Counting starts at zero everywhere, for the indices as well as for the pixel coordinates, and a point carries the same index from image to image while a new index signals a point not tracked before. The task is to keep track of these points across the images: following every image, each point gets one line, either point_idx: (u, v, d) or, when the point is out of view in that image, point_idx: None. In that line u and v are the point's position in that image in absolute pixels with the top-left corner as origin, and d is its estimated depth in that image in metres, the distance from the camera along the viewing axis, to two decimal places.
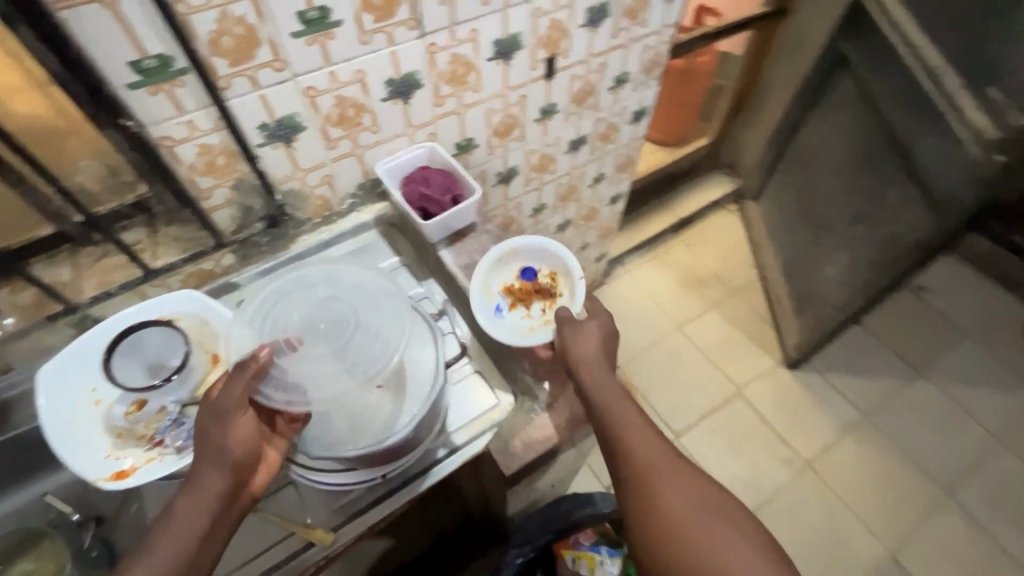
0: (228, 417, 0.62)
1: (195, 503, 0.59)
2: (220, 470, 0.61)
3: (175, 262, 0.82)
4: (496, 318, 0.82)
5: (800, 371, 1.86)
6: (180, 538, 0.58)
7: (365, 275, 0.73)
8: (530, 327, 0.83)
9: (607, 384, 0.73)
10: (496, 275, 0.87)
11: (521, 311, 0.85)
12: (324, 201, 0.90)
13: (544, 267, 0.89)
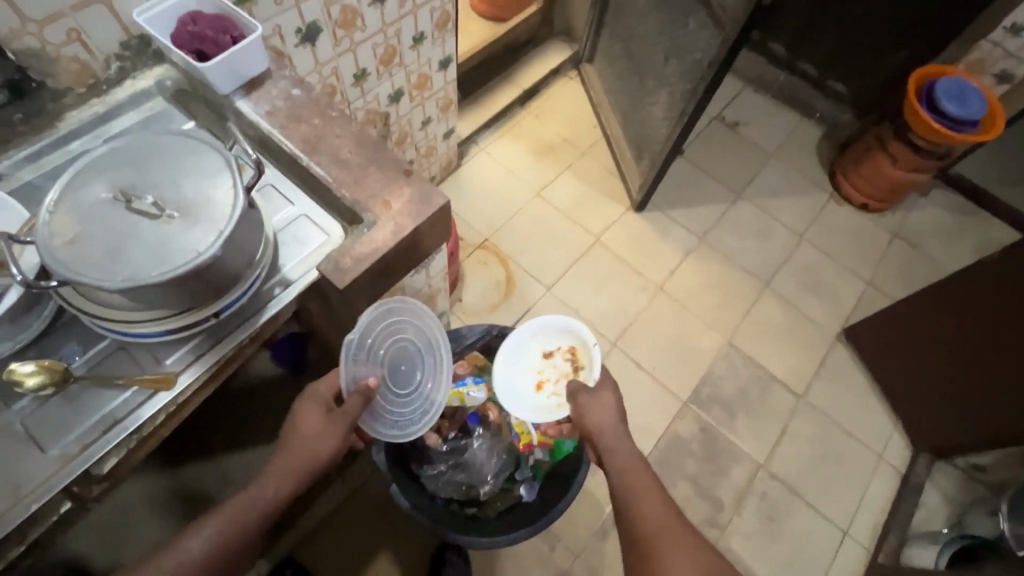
0: (329, 423, 0.78)
1: (274, 485, 0.73)
2: (300, 463, 0.75)
3: None
4: (523, 403, 1.04)
5: (646, 212, 2.07)
6: (244, 513, 0.71)
7: (208, 147, 0.65)
8: (555, 404, 1.02)
9: (614, 435, 0.90)
10: (523, 358, 1.08)
11: (545, 392, 1.04)
12: (82, 64, 0.80)
13: (564, 342, 1.07)
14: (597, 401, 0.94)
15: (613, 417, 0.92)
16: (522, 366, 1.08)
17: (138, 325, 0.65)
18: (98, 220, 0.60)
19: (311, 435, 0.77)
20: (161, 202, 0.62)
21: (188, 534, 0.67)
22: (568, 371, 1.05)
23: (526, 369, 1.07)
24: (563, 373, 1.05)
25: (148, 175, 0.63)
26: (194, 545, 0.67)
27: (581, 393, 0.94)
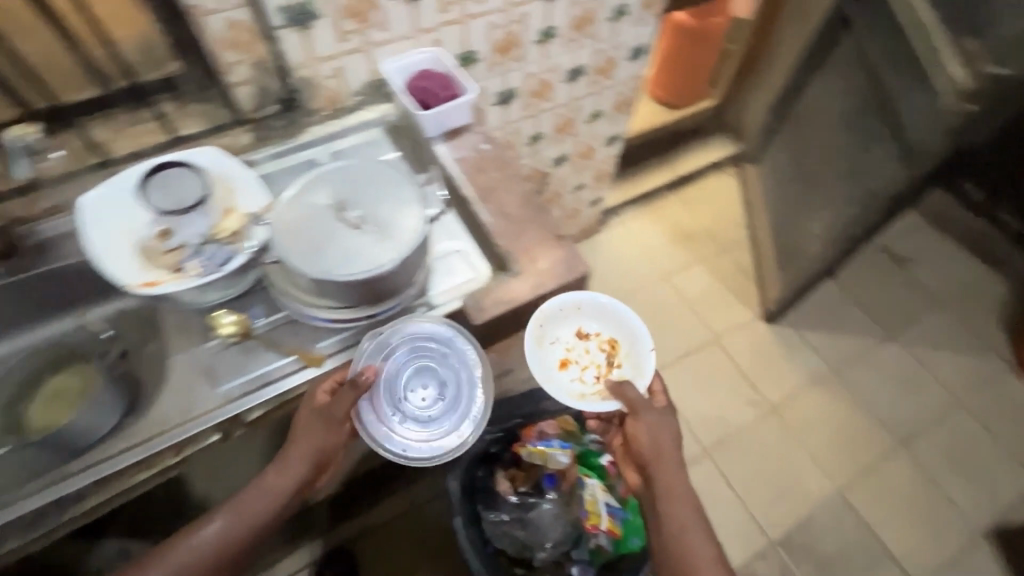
0: (320, 422, 0.74)
1: (278, 486, 0.75)
2: (299, 463, 0.75)
3: (200, 132, 0.93)
4: (547, 376, 0.90)
5: (776, 326, 1.94)
6: (253, 509, 0.74)
7: (406, 180, 0.78)
8: (579, 393, 0.88)
9: (670, 462, 0.84)
10: (563, 326, 0.92)
11: (570, 373, 0.91)
12: (334, 94, 0.99)
13: (605, 332, 0.95)
14: (653, 418, 0.85)
15: (669, 445, 0.84)
16: (550, 338, 0.91)
17: (309, 308, 0.77)
18: (313, 218, 0.74)
19: (307, 427, 0.74)
20: (361, 216, 0.74)
21: (212, 517, 0.74)
22: (598, 364, 0.93)
23: (557, 343, 0.92)
24: (594, 362, 0.93)
25: (358, 192, 0.76)
26: (210, 533, 0.74)
27: (642, 409, 0.85)
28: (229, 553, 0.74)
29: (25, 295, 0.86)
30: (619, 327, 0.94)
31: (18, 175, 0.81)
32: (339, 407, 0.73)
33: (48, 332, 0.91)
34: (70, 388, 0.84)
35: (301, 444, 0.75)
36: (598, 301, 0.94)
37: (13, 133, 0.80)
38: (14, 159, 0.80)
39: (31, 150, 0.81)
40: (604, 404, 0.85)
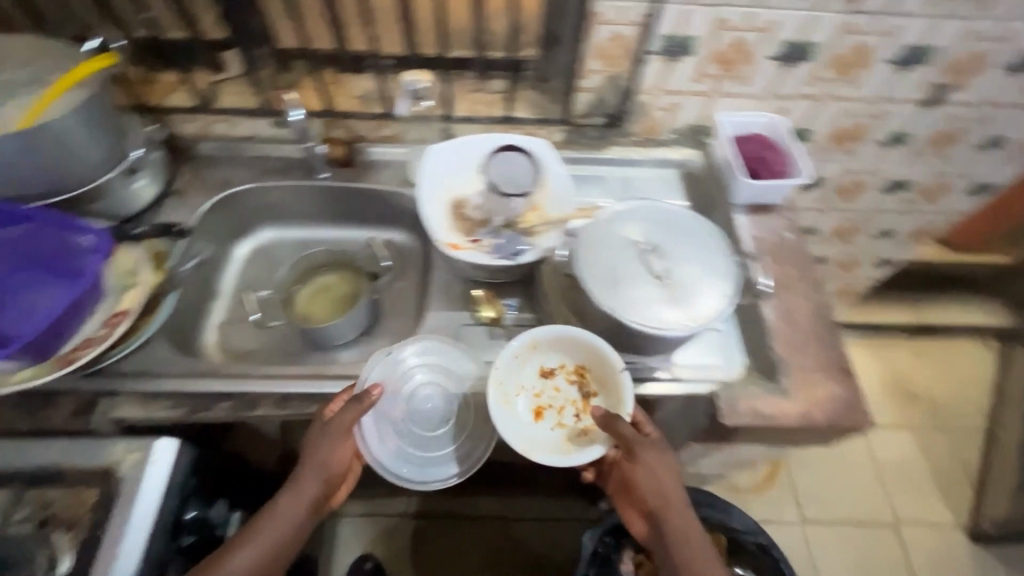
0: (339, 439, 0.69)
1: (292, 507, 0.68)
2: (314, 481, 0.70)
3: (526, 118, 0.96)
4: (527, 433, 0.71)
5: (981, 549, 1.57)
6: (270, 540, 0.67)
7: (719, 248, 0.72)
8: (565, 442, 0.72)
9: (665, 514, 0.69)
10: (525, 373, 0.75)
11: (549, 423, 0.73)
12: (656, 125, 0.97)
13: (573, 358, 0.76)
14: (654, 459, 0.69)
15: (678, 495, 0.70)
16: (513, 388, 0.74)
17: (566, 327, 0.76)
18: (618, 249, 0.71)
19: (315, 447, 0.68)
20: (666, 267, 0.70)
21: (237, 547, 0.66)
22: (575, 399, 0.74)
23: (526, 376, 0.75)
24: (569, 400, 0.74)
25: (670, 241, 0.72)
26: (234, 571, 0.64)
27: (641, 449, 0.68)
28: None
29: (338, 195, 0.98)
30: (571, 348, 0.75)
31: (400, 112, 0.93)
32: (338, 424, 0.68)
33: (331, 233, 1.03)
34: (338, 291, 0.93)
35: (315, 462, 0.69)
36: (538, 336, 0.75)
37: (411, 78, 0.89)
38: (402, 99, 0.90)
39: (415, 94, 0.89)
40: (592, 450, 0.69)
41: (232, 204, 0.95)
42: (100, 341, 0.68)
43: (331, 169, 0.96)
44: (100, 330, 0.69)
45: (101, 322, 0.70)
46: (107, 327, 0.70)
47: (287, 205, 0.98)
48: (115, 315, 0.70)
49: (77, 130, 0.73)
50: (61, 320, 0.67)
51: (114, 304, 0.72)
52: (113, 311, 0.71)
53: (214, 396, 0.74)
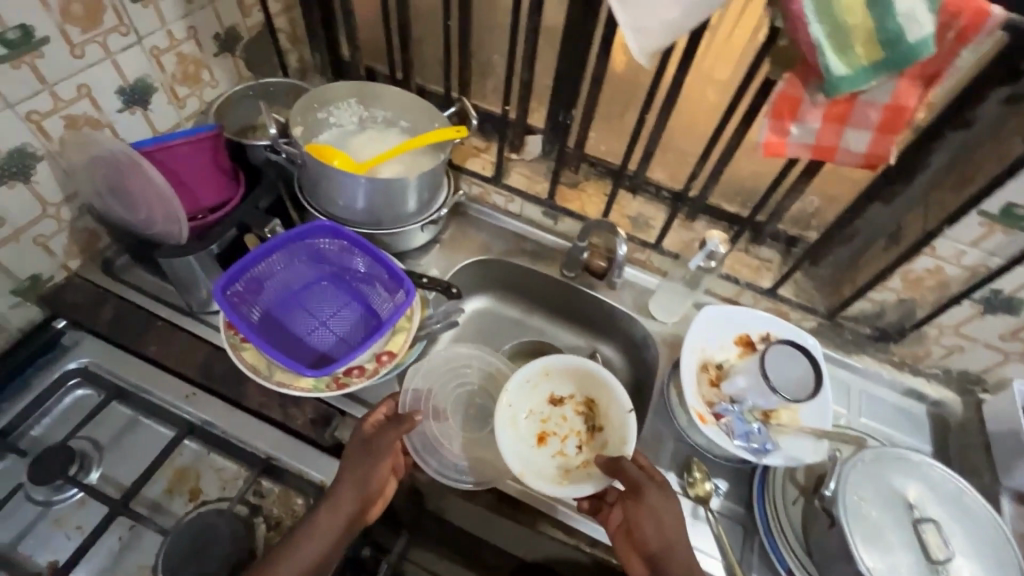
0: (373, 456, 0.67)
1: (328, 525, 0.63)
2: (352, 498, 0.65)
3: (784, 296, 0.93)
4: (530, 457, 0.74)
5: None
6: (307, 555, 0.62)
7: (1009, 554, 0.62)
8: (561, 473, 0.73)
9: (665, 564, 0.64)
10: (534, 398, 0.79)
11: (549, 449, 0.76)
12: (926, 356, 0.88)
13: (581, 391, 0.80)
14: (661, 505, 0.66)
15: (681, 541, 0.65)
16: (522, 411, 0.77)
17: (779, 547, 0.70)
18: (888, 503, 0.64)
19: (355, 467, 0.66)
20: (942, 549, 0.62)
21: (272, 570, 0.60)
22: (579, 430, 0.78)
23: (541, 405, 0.79)
24: (574, 431, 0.78)
25: (947, 520, 0.64)
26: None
27: (646, 488, 0.67)
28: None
29: (570, 295, 1.00)
30: (583, 376, 0.79)
31: (691, 263, 0.84)
32: (383, 440, 0.67)
33: (545, 322, 1.06)
34: None
35: (353, 481, 0.66)
36: (550, 367, 0.79)
37: (717, 240, 0.80)
38: (699, 252, 0.82)
39: (712, 254, 0.81)
40: (581, 486, 0.70)
41: (481, 268, 1.02)
42: (365, 377, 0.75)
43: (577, 272, 0.98)
44: (368, 365, 0.76)
45: (370, 359, 0.77)
46: (373, 365, 0.77)
47: (523, 286, 1.04)
48: (383, 355, 0.77)
49: (412, 188, 0.83)
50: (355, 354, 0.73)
51: (383, 344, 0.78)
52: (381, 352, 0.77)
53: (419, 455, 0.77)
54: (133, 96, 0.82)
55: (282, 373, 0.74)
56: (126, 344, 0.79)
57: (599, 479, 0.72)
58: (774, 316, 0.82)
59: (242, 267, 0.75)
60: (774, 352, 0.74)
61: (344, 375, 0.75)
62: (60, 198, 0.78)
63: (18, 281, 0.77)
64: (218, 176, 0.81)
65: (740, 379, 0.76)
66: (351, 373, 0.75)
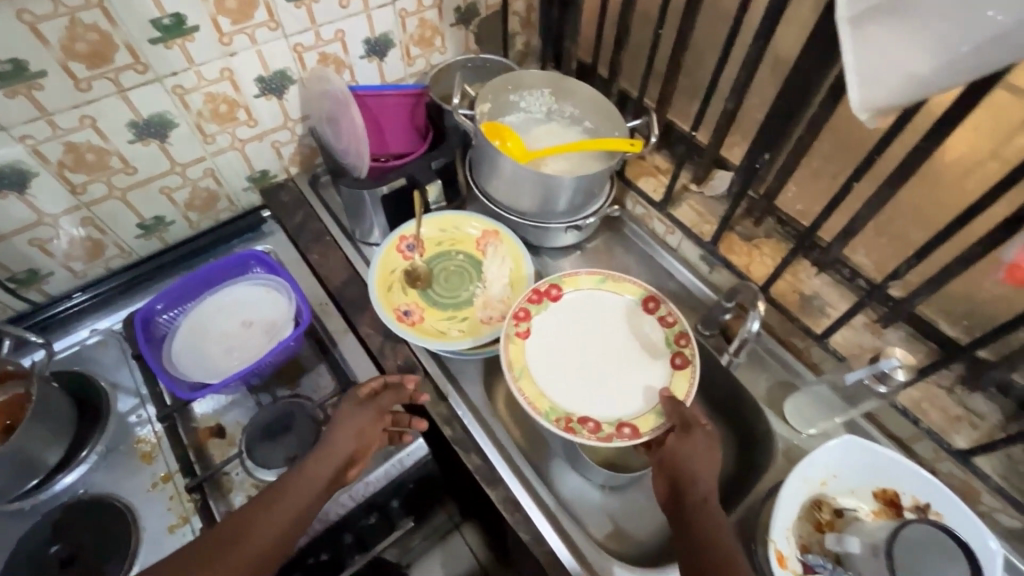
0: (363, 411, 0.70)
1: (319, 472, 0.65)
2: (342, 451, 0.67)
3: (983, 470, 0.69)
4: (198, 337, 0.82)
5: None
6: (300, 496, 0.63)
7: None
8: (185, 364, 0.80)
9: (698, 505, 0.62)
10: (219, 322, 0.84)
11: (202, 348, 0.81)
12: None
13: (232, 342, 0.82)
14: (703, 444, 0.67)
15: (708, 480, 0.64)
16: (226, 317, 0.84)
17: None
18: None
19: (349, 415, 0.69)
20: None
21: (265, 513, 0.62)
22: (213, 356, 0.81)
23: (234, 323, 0.84)
24: (216, 351, 0.81)
25: None
26: (253, 539, 0.60)
27: (695, 431, 0.68)
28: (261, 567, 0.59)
29: (696, 351, 0.89)
30: (275, 328, 0.82)
31: (848, 377, 0.67)
32: (355, 417, 0.69)
33: None
34: None
35: (342, 436, 0.68)
36: (205, 311, 0.85)
37: (893, 362, 0.62)
38: (862, 368, 0.65)
39: (880, 377, 0.63)
40: (175, 365, 0.79)
41: None
42: (597, 435, 0.71)
43: (713, 330, 0.86)
44: (605, 427, 0.72)
45: (611, 423, 0.73)
46: (610, 429, 0.72)
47: None
48: (625, 428, 0.72)
49: (565, 189, 0.82)
50: (180, 343, 0.82)
51: (632, 417, 0.74)
52: (626, 422, 0.73)
53: (473, 441, 0.77)
54: (375, 47, 0.96)
55: (526, 385, 0.75)
56: (302, 246, 0.96)
57: (185, 374, 0.78)
58: (930, 479, 0.61)
59: (263, 275, 0.87)
60: (919, 535, 0.55)
61: (577, 421, 0.73)
62: (299, 116, 0.96)
63: (253, 171, 0.98)
64: (410, 131, 0.91)
65: (854, 540, 0.59)
66: (584, 424, 0.73)
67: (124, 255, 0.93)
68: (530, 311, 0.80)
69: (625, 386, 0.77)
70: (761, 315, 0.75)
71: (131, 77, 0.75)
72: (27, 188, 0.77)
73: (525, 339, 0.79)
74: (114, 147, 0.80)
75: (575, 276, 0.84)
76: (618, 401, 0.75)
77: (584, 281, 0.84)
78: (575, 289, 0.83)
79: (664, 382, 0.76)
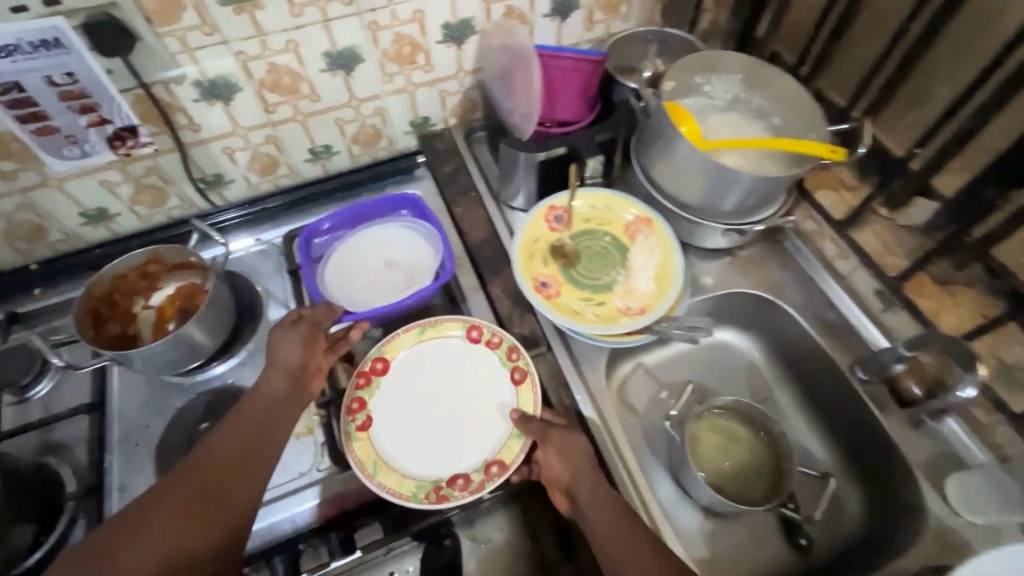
0: (291, 332, 0.74)
1: (264, 400, 0.69)
2: (286, 374, 0.71)
3: None
4: (348, 261, 0.87)
5: None
6: (253, 420, 0.68)
7: None
8: (333, 282, 0.85)
9: (600, 505, 0.64)
10: (363, 254, 0.88)
11: (349, 272, 0.86)
12: None
13: (374, 276, 0.86)
14: (562, 441, 0.69)
15: (588, 469, 0.67)
16: (375, 251, 0.88)
17: None
18: None
19: (279, 343, 0.72)
20: None
21: (223, 438, 0.66)
22: (356, 283, 0.85)
23: (377, 258, 0.87)
24: (359, 279, 0.86)
25: None
26: (217, 458, 0.64)
27: (550, 431, 0.70)
28: (226, 484, 0.63)
29: (844, 393, 0.80)
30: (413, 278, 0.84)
31: None
32: (293, 336, 0.73)
33: (792, 406, 0.87)
34: (737, 455, 0.81)
35: (284, 360, 0.72)
36: (359, 240, 0.89)
37: None
38: None
39: None
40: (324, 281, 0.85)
41: (760, 307, 0.88)
42: (468, 492, 0.70)
43: (874, 376, 0.76)
44: (474, 479, 0.71)
45: (478, 470, 0.72)
46: (480, 477, 0.71)
47: (796, 354, 0.86)
48: (492, 467, 0.71)
49: (739, 186, 0.75)
50: (331, 263, 0.87)
51: (496, 452, 0.73)
52: (492, 462, 0.72)
53: (586, 430, 0.76)
54: (561, 7, 0.92)
55: (386, 477, 0.71)
56: (447, 197, 0.98)
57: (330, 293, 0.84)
58: None
59: (415, 221, 0.89)
60: None
61: (447, 486, 0.71)
62: (471, 69, 0.96)
63: (416, 117, 1.00)
64: (582, 100, 0.87)
65: None
66: (454, 485, 0.71)
67: (293, 176, 1.00)
68: (364, 399, 0.77)
69: (480, 422, 0.75)
70: (976, 381, 0.67)
71: (337, 8, 0.78)
72: (231, 100, 0.84)
73: (369, 430, 0.75)
74: (308, 73, 0.85)
75: (395, 340, 0.80)
76: (478, 442, 0.74)
77: (406, 341, 0.80)
78: (399, 354, 0.80)
79: (512, 401, 0.76)
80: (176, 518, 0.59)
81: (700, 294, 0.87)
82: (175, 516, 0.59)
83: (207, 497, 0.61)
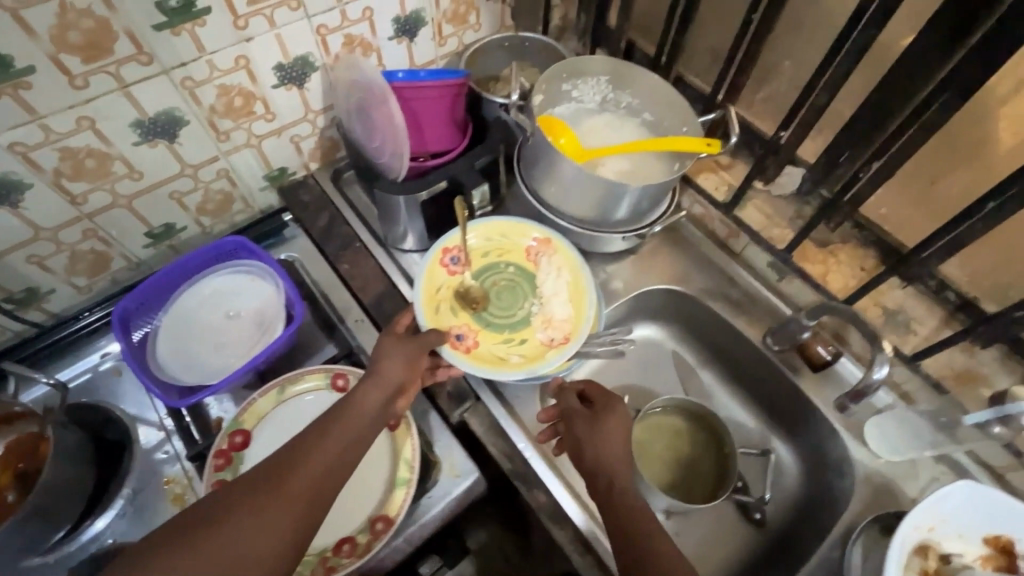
0: (404, 346, 0.66)
1: (362, 409, 0.59)
2: (388, 385, 0.62)
3: None
4: (183, 331, 0.75)
5: None
6: (345, 435, 0.57)
7: None
8: (173, 361, 0.74)
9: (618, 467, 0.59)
10: (202, 314, 0.77)
11: (189, 345, 0.75)
12: None
13: (218, 337, 0.75)
14: (610, 417, 0.63)
15: (614, 439, 0.61)
16: (211, 310, 0.77)
17: None
18: None
19: (381, 354, 0.64)
20: None
21: (316, 448, 0.54)
22: (201, 352, 0.74)
23: (218, 315, 0.76)
24: (201, 347, 0.75)
25: None
26: (311, 466, 0.53)
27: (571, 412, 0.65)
28: (315, 502, 0.52)
29: (762, 366, 0.83)
30: (263, 326, 0.75)
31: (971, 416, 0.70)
32: (400, 348, 0.65)
33: (719, 385, 0.90)
34: (681, 449, 0.81)
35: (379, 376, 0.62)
36: (188, 302, 0.77)
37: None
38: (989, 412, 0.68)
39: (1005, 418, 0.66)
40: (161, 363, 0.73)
41: (671, 299, 0.88)
42: (357, 557, 0.64)
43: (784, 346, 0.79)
44: (360, 541, 0.65)
45: (364, 531, 0.66)
46: (366, 538, 0.65)
47: (711, 337, 0.89)
48: (377, 525, 0.65)
49: (629, 198, 0.73)
50: (165, 340, 0.75)
51: (378, 507, 0.67)
52: (377, 519, 0.66)
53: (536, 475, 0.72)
54: (405, 27, 0.84)
55: None
56: (329, 254, 0.87)
57: (168, 374, 0.72)
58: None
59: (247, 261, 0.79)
60: None
61: (333, 555, 0.64)
62: (320, 107, 0.85)
63: (269, 169, 0.87)
64: (450, 125, 0.80)
65: None
66: (341, 552, 0.65)
67: (131, 265, 0.83)
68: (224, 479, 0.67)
69: (360, 476, 0.69)
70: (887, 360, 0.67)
71: (134, 70, 0.64)
72: (20, 202, 0.67)
73: None
74: (117, 150, 0.70)
75: (252, 405, 0.71)
76: (361, 499, 0.68)
77: (265, 405, 0.72)
78: (258, 421, 0.71)
79: (389, 448, 0.70)
80: (249, 537, 0.48)
81: (614, 301, 0.86)
82: (245, 533, 0.48)
83: (288, 514, 0.50)
